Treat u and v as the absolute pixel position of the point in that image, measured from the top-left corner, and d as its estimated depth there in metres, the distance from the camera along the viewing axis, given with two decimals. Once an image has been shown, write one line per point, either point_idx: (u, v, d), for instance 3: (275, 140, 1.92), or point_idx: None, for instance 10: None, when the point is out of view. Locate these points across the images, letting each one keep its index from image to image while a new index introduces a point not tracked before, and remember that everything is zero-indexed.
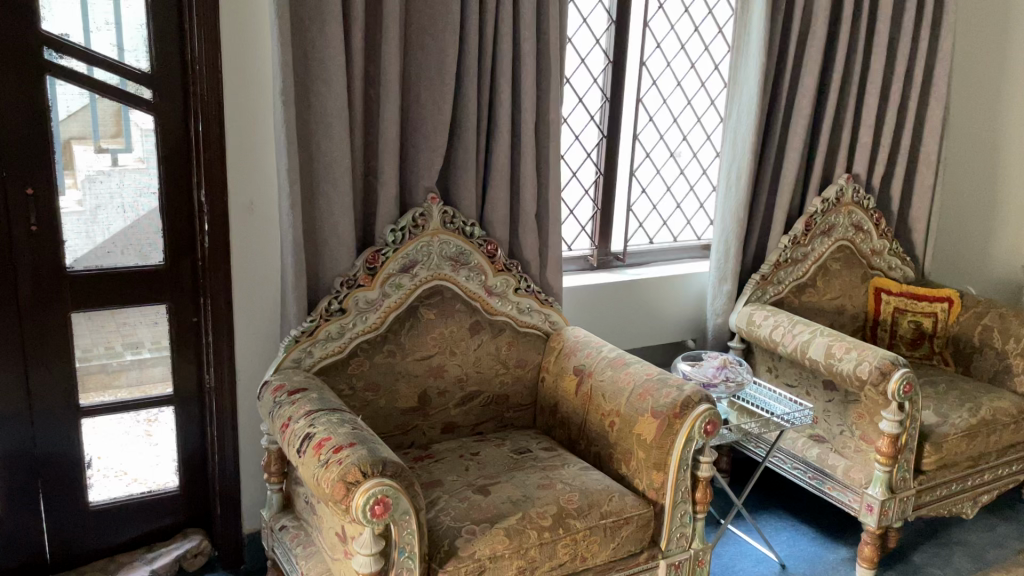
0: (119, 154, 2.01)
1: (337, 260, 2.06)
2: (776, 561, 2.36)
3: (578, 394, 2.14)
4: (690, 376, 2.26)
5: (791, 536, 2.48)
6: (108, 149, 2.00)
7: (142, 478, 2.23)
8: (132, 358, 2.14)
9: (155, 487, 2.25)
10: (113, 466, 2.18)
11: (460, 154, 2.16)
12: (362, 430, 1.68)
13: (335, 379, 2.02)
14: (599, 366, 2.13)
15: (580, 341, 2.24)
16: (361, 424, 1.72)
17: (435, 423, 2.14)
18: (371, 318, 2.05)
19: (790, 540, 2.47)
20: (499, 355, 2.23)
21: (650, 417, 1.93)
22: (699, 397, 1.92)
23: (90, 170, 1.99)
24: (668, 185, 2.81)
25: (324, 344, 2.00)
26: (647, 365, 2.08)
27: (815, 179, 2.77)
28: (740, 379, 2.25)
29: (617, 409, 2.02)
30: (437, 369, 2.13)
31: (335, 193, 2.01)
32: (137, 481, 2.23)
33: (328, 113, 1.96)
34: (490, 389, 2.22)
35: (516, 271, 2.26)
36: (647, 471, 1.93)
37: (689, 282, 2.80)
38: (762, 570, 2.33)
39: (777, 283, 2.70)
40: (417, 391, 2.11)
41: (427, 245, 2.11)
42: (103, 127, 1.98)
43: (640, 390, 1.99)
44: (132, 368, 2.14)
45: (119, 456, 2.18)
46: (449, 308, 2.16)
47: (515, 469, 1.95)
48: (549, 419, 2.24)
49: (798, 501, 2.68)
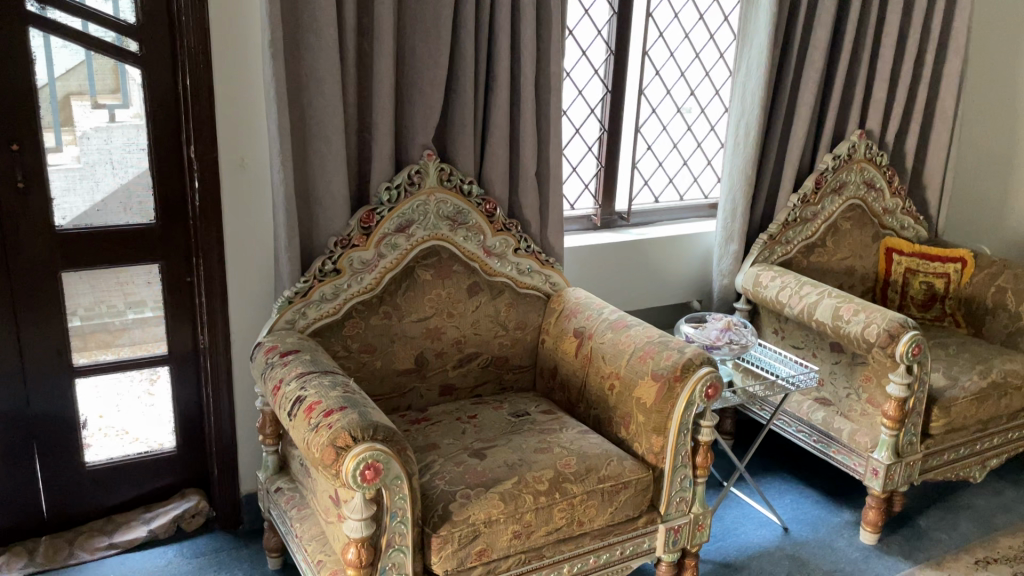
0: (116, 110, 1.97)
1: (331, 219, 2.00)
2: (779, 525, 2.34)
3: (578, 356, 2.11)
4: (693, 339, 2.21)
5: (794, 500, 2.46)
6: (104, 105, 1.95)
7: (144, 437, 2.22)
8: (135, 317, 2.12)
9: (155, 447, 2.24)
10: (114, 425, 2.18)
11: (457, 110, 2.09)
12: (354, 393, 1.65)
13: (330, 341, 1.98)
14: (600, 328, 2.09)
15: (581, 303, 2.20)
16: (354, 386, 1.70)
17: (432, 386, 2.11)
18: (367, 279, 2.01)
19: (793, 503, 2.44)
20: (498, 317, 2.19)
21: (650, 380, 1.89)
22: (702, 360, 1.88)
23: (87, 127, 1.95)
24: (674, 141, 2.73)
25: (318, 305, 1.96)
26: (648, 327, 2.04)
27: (827, 136, 2.68)
28: (745, 342, 2.20)
29: (617, 371, 1.98)
30: (434, 332, 2.09)
31: (328, 150, 1.95)
32: (138, 440, 2.22)
33: (320, 67, 1.89)
34: (489, 352, 2.18)
35: (516, 230, 2.20)
36: (647, 435, 1.90)
37: (695, 241, 2.73)
38: (764, 534, 2.31)
39: (785, 243, 2.64)
40: (414, 353, 2.07)
41: (423, 204, 2.06)
42: (100, 83, 1.94)
43: (640, 353, 1.96)
44: (133, 327, 2.13)
45: (118, 415, 2.17)
46: (446, 269, 2.11)
47: (512, 432, 1.92)
48: (549, 381, 2.20)
49: (802, 464, 2.64)
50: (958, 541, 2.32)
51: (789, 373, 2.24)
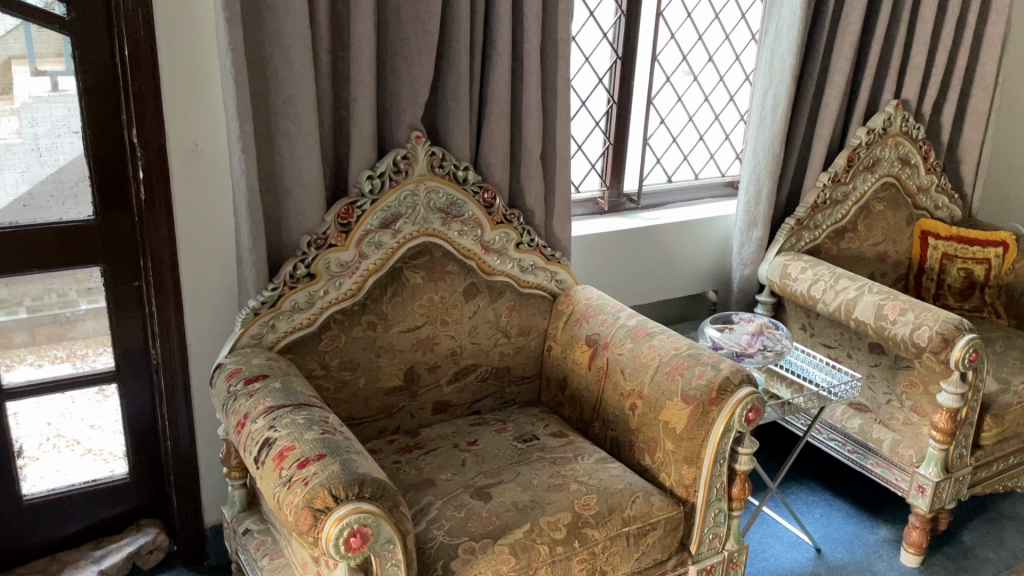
0: (60, 77, 1.65)
1: (303, 214, 1.70)
2: (811, 545, 2.10)
3: (591, 368, 1.84)
4: (720, 344, 1.93)
5: (825, 516, 2.21)
6: (46, 72, 1.63)
7: (98, 449, 1.93)
8: (88, 307, 1.81)
9: (112, 458, 1.95)
10: (65, 436, 1.88)
11: (450, 83, 1.77)
12: (338, 436, 1.37)
13: (305, 358, 1.69)
14: (617, 336, 1.82)
15: (593, 305, 1.92)
16: (337, 426, 1.41)
17: (424, 404, 1.83)
18: (348, 284, 1.72)
19: (825, 520, 2.20)
20: (498, 322, 1.90)
21: (679, 401, 1.63)
22: (741, 379, 1.61)
23: (28, 97, 1.63)
24: (690, 114, 2.43)
25: (290, 315, 1.68)
26: (673, 334, 1.78)
27: (861, 106, 2.39)
28: (780, 347, 1.92)
29: (640, 389, 1.71)
30: (426, 342, 1.80)
31: (297, 132, 1.64)
32: (93, 452, 1.92)
33: (285, 32, 1.57)
34: (489, 363, 1.90)
35: (517, 222, 1.92)
36: (677, 465, 1.63)
37: (712, 226, 2.45)
38: (796, 557, 2.07)
39: (813, 228, 2.37)
40: (403, 368, 1.79)
41: (411, 195, 1.76)
42: (42, 46, 1.62)
43: (667, 369, 1.69)
44: (87, 318, 1.81)
45: (68, 425, 1.87)
46: (439, 268, 1.82)
47: (519, 462, 1.65)
48: (557, 395, 1.94)
49: (830, 472, 2.40)
50: (1008, 560, 2.09)
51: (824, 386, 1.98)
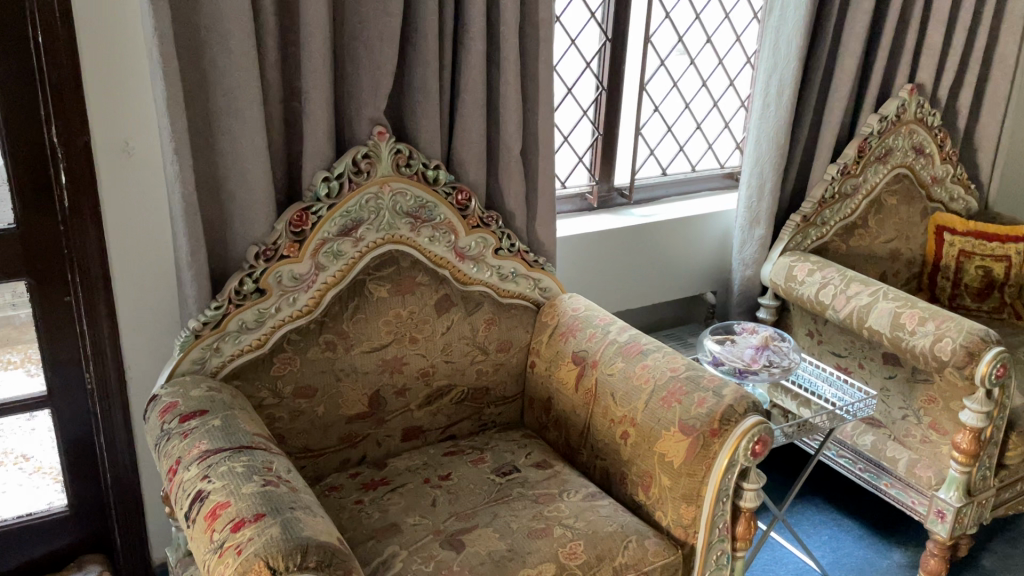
0: None
1: (250, 222, 1.49)
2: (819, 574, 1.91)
3: (578, 389, 1.65)
4: (721, 360, 1.75)
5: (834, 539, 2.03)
6: None
7: (49, 467, 1.72)
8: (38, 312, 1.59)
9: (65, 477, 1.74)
10: (10, 451, 1.68)
11: (416, 72, 1.57)
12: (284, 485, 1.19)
13: (255, 384, 1.50)
14: (606, 354, 1.63)
15: (581, 318, 1.73)
16: (284, 471, 1.23)
17: (392, 431, 1.64)
18: (303, 300, 1.53)
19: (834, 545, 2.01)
20: (476, 338, 1.71)
21: (677, 432, 1.45)
22: (746, 408, 1.43)
23: None
24: (686, 100, 2.22)
25: (237, 337, 1.48)
26: (670, 352, 1.59)
27: (873, 92, 2.19)
28: (787, 363, 1.73)
29: (633, 416, 1.53)
30: (393, 363, 1.61)
31: (241, 130, 1.43)
32: (42, 471, 1.72)
33: (223, 14, 1.36)
34: (466, 383, 1.71)
35: (496, 226, 1.72)
36: (674, 503, 1.45)
37: (711, 222, 2.26)
38: None
39: (820, 225, 2.18)
40: (367, 393, 1.59)
41: (374, 198, 1.56)
42: None
43: (662, 394, 1.50)
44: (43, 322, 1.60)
45: (14, 440, 1.68)
46: (407, 280, 1.62)
47: (497, 502, 1.47)
48: (541, 417, 1.75)
49: (838, 488, 2.22)
50: None
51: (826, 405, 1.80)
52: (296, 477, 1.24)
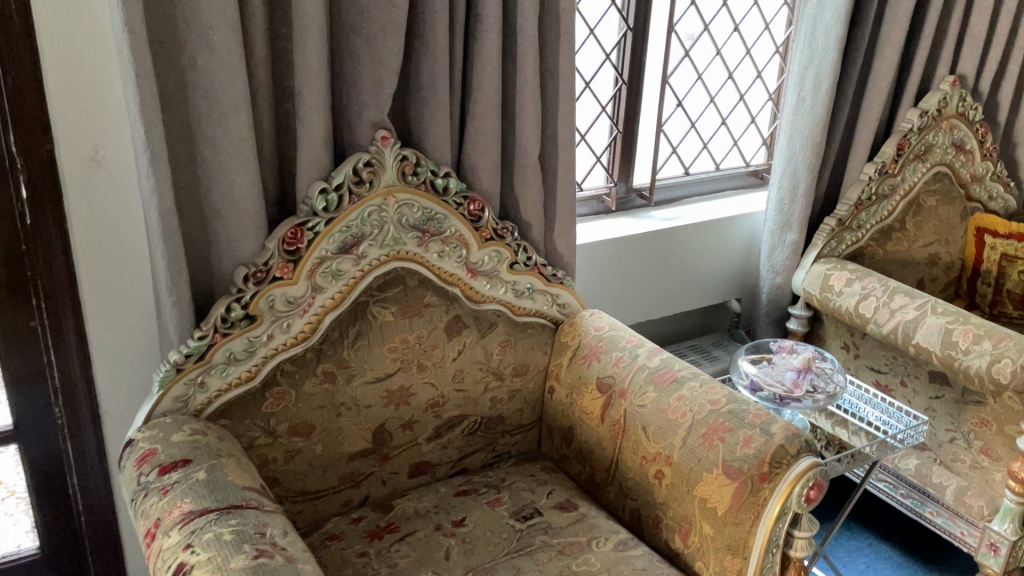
0: None
1: (238, 239, 1.32)
2: None
3: (604, 420, 1.49)
4: (760, 385, 1.59)
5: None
6: None
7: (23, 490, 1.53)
8: None
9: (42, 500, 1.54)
10: None
11: (424, 69, 1.39)
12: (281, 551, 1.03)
13: (245, 423, 1.33)
14: (635, 382, 1.47)
15: (604, 339, 1.57)
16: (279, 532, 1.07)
17: (398, 467, 1.48)
18: (298, 326, 1.36)
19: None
20: (490, 363, 1.54)
21: (720, 475, 1.29)
22: (799, 449, 1.27)
23: None
24: (711, 94, 2.06)
25: (224, 370, 1.31)
26: (708, 380, 1.43)
27: (913, 85, 2.03)
28: (833, 388, 1.58)
29: (669, 454, 1.37)
30: (399, 394, 1.44)
31: (226, 137, 1.26)
32: (16, 495, 1.52)
33: (204, 5, 1.18)
34: (478, 412, 1.55)
35: (511, 238, 1.55)
36: (717, 554, 1.30)
37: (737, 225, 2.09)
38: None
39: (855, 229, 2.02)
40: (370, 427, 1.43)
41: (377, 211, 1.39)
42: None
43: (702, 430, 1.34)
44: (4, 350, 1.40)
45: None
46: (414, 300, 1.46)
47: (520, 553, 1.31)
48: (561, 447, 1.59)
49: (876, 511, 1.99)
50: None
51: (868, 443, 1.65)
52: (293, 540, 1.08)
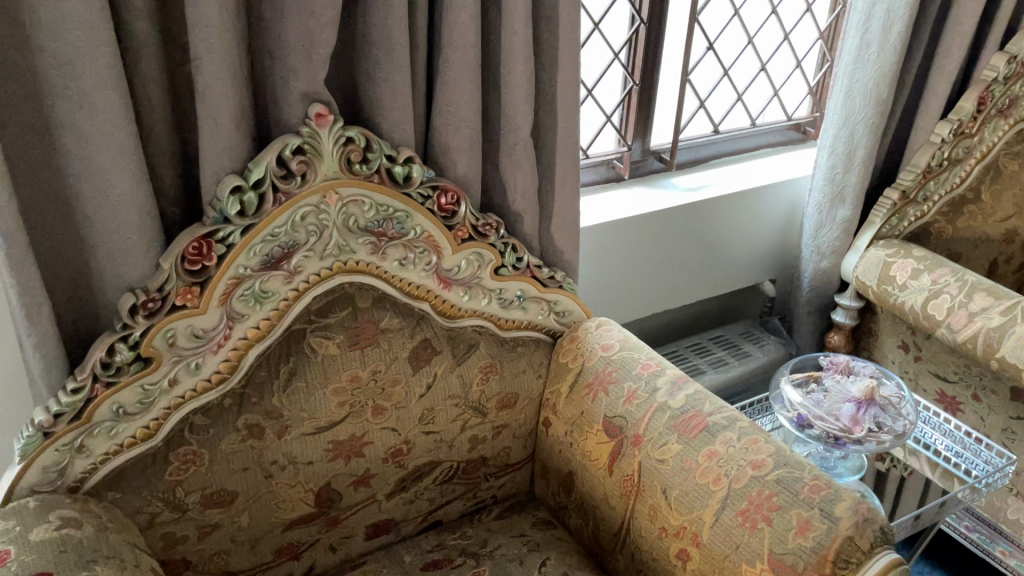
0: None
1: (122, 258, 0.98)
2: None
3: (612, 473, 1.18)
4: (812, 421, 1.26)
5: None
6: None
7: None
8: None
9: None
10: None
11: (373, 17, 1.01)
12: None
13: (143, 496, 1.01)
14: (655, 427, 1.14)
15: (614, 364, 1.23)
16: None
17: (352, 529, 1.18)
18: (212, 366, 1.03)
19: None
20: (468, 396, 1.22)
21: (765, 572, 0.98)
22: (873, 543, 0.96)
23: None
24: (750, 34, 1.67)
25: (111, 430, 0.99)
26: (748, 430, 1.10)
27: (1003, 23, 1.62)
28: (902, 426, 1.25)
29: (697, 532, 1.05)
30: (350, 445, 1.13)
31: (91, 123, 0.90)
32: None
33: None
34: (454, 456, 1.24)
35: (496, 236, 1.20)
36: None
37: (778, 196, 1.73)
38: None
39: (920, 202, 1.66)
40: (313, 488, 1.12)
41: (313, 213, 1.04)
42: None
43: (741, 506, 1.02)
44: None
45: None
46: (367, 324, 1.12)
47: None
48: (559, 494, 1.29)
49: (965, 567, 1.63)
50: None
51: (940, 474, 1.42)
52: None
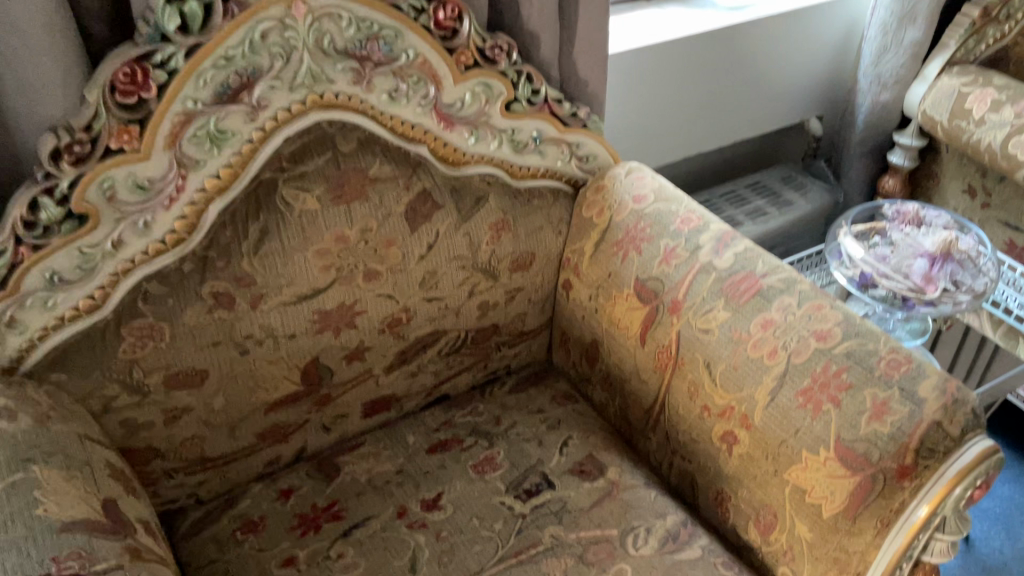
0: None
1: (34, 90, 0.77)
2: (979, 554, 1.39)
3: (645, 344, 1.01)
4: (880, 280, 1.07)
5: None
6: None
7: None
8: None
9: None
10: None
11: None
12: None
13: (94, 379, 0.85)
14: (698, 291, 0.97)
15: (648, 218, 1.04)
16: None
17: (347, 408, 1.04)
18: (164, 224, 0.85)
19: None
20: (477, 258, 1.04)
21: (831, 461, 0.83)
22: (965, 429, 0.80)
23: None
24: None
25: (46, 301, 0.83)
26: (810, 295, 0.93)
27: None
28: (984, 285, 1.06)
29: (747, 413, 0.90)
30: (341, 318, 0.96)
31: None
32: None
33: None
34: (462, 325, 1.07)
35: (509, 62, 0.98)
36: (814, 565, 0.87)
37: (835, 18, 1.48)
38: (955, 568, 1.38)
39: (1006, 21, 1.40)
40: (299, 366, 0.96)
41: (276, 29, 0.81)
42: None
43: (803, 384, 0.87)
44: None
45: None
46: (353, 174, 0.93)
47: (521, 561, 0.89)
48: (582, 366, 1.14)
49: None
50: None
51: (1002, 337, 1.27)
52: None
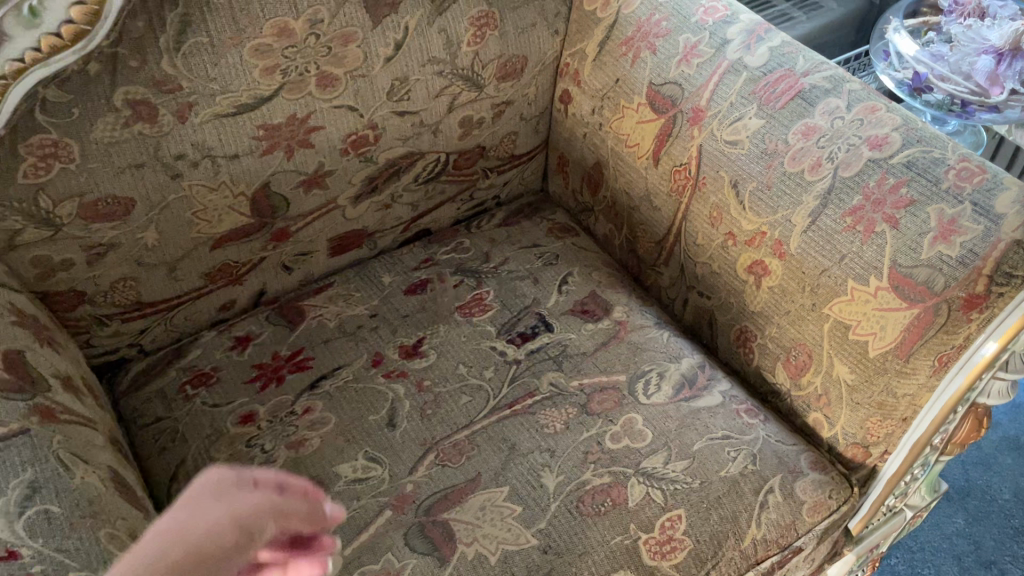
0: None
1: None
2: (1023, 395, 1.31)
3: (657, 163, 0.86)
4: (943, 81, 0.92)
5: (1014, 470, 1.22)
6: None
7: None
8: None
9: None
10: None
11: None
12: (46, 554, 0.49)
13: None
14: (723, 96, 0.80)
15: (665, 9, 0.86)
16: (50, 505, 0.52)
17: (310, 245, 0.90)
18: (58, 11, 0.64)
19: (990, 462, 1.23)
20: (456, 62, 0.85)
21: (883, 292, 0.69)
22: None
23: None
24: None
25: None
26: (862, 96, 0.76)
27: None
28: None
29: (781, 239, 0.76)
30: (293, 134, 0.79)
31: None
32: None
33: None
34: (441, 146, 0.91)
35: None
36: (855, 412, 0.75)
37: None
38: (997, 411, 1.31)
39: None
40: (246, 194, 0.80)
41: None
42: None
43: (851, 203, 0.71)
44: None
45: None
46: None
47: (516, 413, 0.77)
48: (582, 193, 0.99)
49: None
50: None
51: None
52: (116, 512, 0.56)
